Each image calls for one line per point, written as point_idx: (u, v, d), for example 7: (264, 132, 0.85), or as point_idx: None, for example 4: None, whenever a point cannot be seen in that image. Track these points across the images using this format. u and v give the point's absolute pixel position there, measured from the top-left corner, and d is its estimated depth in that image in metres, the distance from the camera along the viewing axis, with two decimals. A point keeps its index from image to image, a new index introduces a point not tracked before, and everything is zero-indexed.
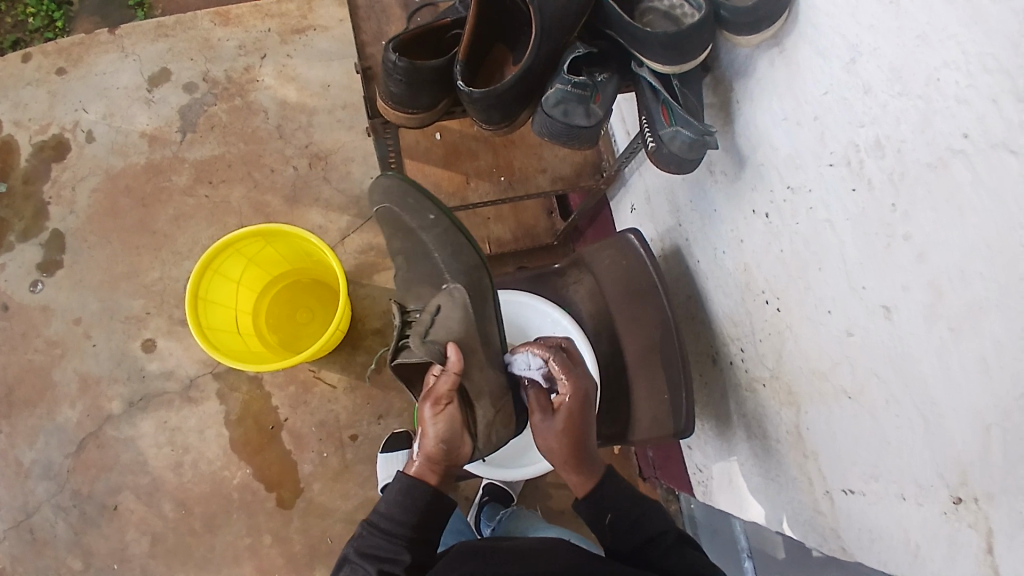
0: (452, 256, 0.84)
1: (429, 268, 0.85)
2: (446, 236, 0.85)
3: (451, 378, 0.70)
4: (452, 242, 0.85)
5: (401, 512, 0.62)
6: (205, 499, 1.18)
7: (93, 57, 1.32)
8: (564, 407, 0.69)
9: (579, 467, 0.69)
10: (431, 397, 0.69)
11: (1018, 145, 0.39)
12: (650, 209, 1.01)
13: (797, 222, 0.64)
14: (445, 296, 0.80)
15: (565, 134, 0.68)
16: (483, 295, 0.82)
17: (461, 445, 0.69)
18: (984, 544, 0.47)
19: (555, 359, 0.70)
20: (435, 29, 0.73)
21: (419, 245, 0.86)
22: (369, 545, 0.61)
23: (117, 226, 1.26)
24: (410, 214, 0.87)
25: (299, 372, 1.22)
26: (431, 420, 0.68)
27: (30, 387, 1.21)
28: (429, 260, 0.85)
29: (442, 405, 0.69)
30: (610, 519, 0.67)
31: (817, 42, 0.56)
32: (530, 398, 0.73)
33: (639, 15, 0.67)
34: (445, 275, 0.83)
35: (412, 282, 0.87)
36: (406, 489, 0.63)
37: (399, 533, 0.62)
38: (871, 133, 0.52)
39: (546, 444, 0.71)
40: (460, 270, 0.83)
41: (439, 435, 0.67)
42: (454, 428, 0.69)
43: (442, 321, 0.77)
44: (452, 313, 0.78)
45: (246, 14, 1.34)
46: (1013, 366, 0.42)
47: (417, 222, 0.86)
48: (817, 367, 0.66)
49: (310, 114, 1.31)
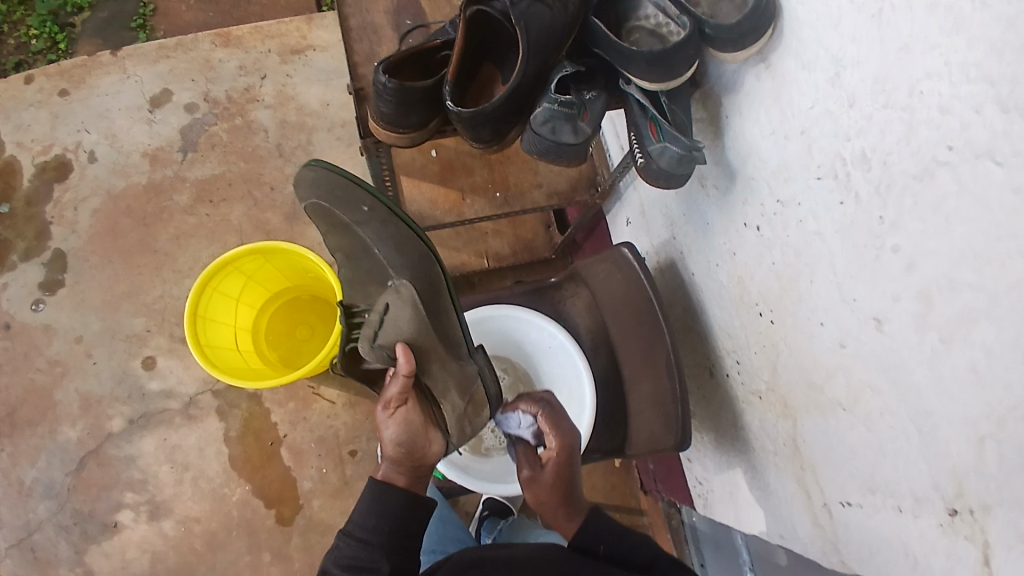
0: (395, 250, 0.81)
1: (371, 265, 0.83)
2: (384, 228, 0.82)
3: (401, 380, 0.70)
4: (393, 235, 0.81)
5: (378, 519, 0.62)
6: (206, 516, 1.18)
7: (95, 79, 1.34)
8: (552, 459, 0.69)
9: (569, 515, 0.67)
10: (382, 402, 0.70)
11: (1003, 154, 0.39)
12: (644, 222, 1.02)
13: (787, 233, 0.65)
14: (392, 294, 0.79)
15: (554, 151, 0.69)
16: (433, 287, 0.80)
17: (426, 445, 0.69)
18: (982, 558, 0.47)
19: (545, 411, 0.71)
20: (424, 50, 0.75)
21: (357, 241, 0.83)
22: (346, 556, 0.61)
23: (119, 246, 1.27)
24: (344, 210, 0.83)
25: (298, 389, 1.22)
26: (385, 424, 0.68)
27: (33, 406, 1.21)
28: (370, 256, 0.82)
29: (394, 407, 0.70)
30: (604, 550, 0.66)
31: (803, 56, 0.56)
32: (518, 455, 0.71)
33: (626, 33, 0.67)
34: (389, 270, 0.81)
35: (357, 279, 0.85)
36: (379, 494, 0.63)
37: (376, 540, 0.62)
38: (856, 145, 0.52)
39: (534, 500, 0.69)
40: (405, 264, 0.81)
41: (396, 438, 0.67)
42: (412, 429, 0.68)
43: (392, 321, 0.78)
44: (401, 312, 0.78)
45: (246, 35, 1.36)
46: (1005, 375, 0.42)
47: (351, 217, 0.83)
48: (812, 378, 0.66)
49: (309, 132, 1.33)
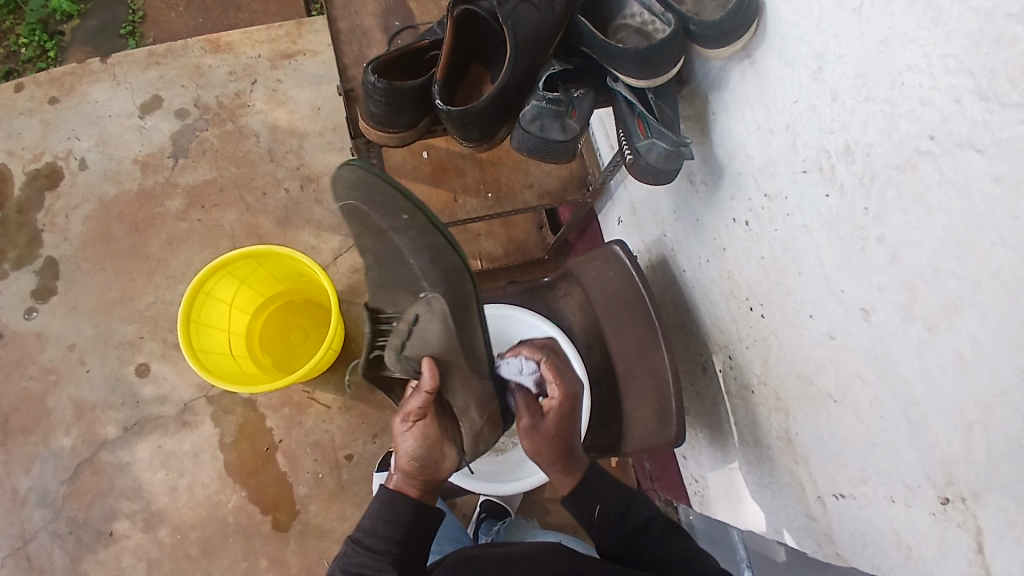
0: (430, 261, 0.77)
1: (402, 274, 0.79)
2: (421, 238, 0.78)
3: (423, 396, 0.69)
4: (429, 245, 0.78)
5: (386, 527, 0.63)
6: (201, 523, 1.17)
7: (85, 86, 1.34)
8: (554, 408, 0.70)
9: (565, 467, 0.70)
10: (402, 413, 0.68)
11: (983, 143, 0.40)
12: (636, 221, 1.02)
13: (774, 228, 0.65)
14: (423, 305, 0.76)
15: (543, 148, 0.69)
16: (466, 303, 0.77)
17: (442, 461, 0.68)
18: (974, 545, 0.47)
19: (548, 359, 0.71)
20: (412, 51, 0.75)
21: (390, 248, 0.79)
22: (354, 563, 0.62)
23: (111, 252, 1.27)
24: (382, 215, 0.79)
25: (293, 394, 1.22)
26: (403, 435, 0.67)
27: (25, 414, 1.20)
28: (402, 264, 0.79)
29: (413, 420, 0.68)
30: (599, 511, 0.69)
31: (785, 52, 0.57)
32: (518, 402, 0.72)
33: (612, 32, 0.68)
34: (422, 282, 0.78)
35: (384, 285, 0.81)
36: (388, 503, 0.64)
37: (384, 549, 0.62)
38: (840, 138, 0.53)
39: (533, 448, 0.70)
40: (439, 277, 0.77)
41: (411, 451, 0.66)
42: (429, 445, 0.67)
43: (420, 332, 0.76)
44: (432, 326, 0.75)
45: (236, 41, 1.36)
46: (990, 363, 0.43)
47: (387, 223, 0.78)
48: (802, 371, 0.66)
49: (300, 137, 1.33)
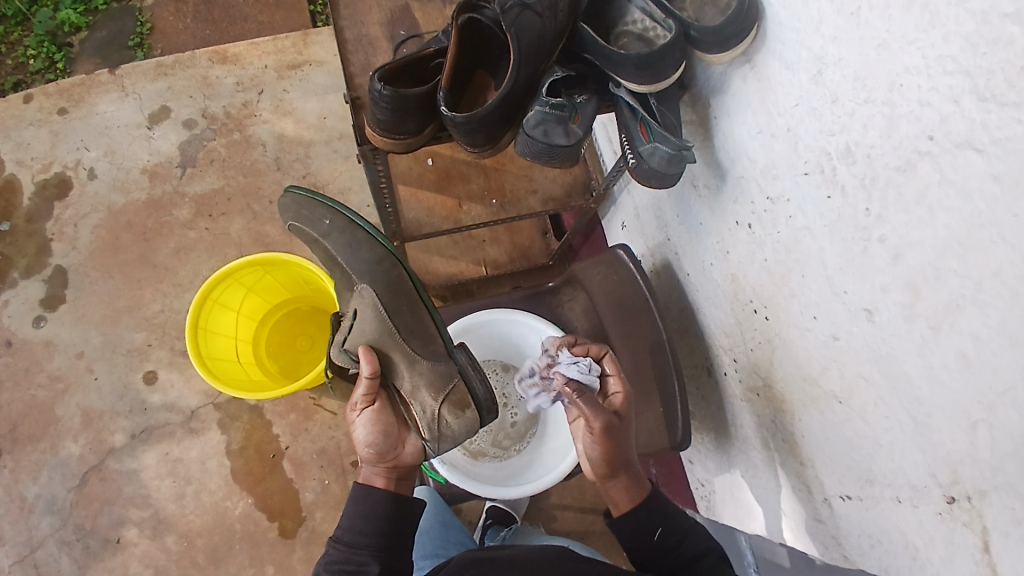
0: (354, 255, 0.82)
1: (341, 274, 0.84)
2: (345, 236, 0.83)
3: (365, 383, 0.73)
4: (351, 240, 0.83)
5: (364, 522, 0.63)
6: (208, 530, 1.18)
7: (94, 97, 1.35)
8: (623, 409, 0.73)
9: (631, 474, 0.70)
10: (351, 405, 0.73)
11: (981, 143, 0.41)
12: (640, 225, 1.03)
13: (777, 230, 0.66)
14: (357, 299, 0.80)
15: (547, 153, 0.70)
16: (395, 287, 0.80)
17: (401, 447, 0.71)
18: (980, 544, 0.47)
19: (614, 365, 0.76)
20: (419, 58, 0.76)
21: (326, 253, 0.85)
22: (335, 561, 0.62)
23: (119, 261, 1.28)
24: (308, 227, 0.86)
25: (299, 400, 1.23)
26: (357, 425, 0.71)
27: (33, 423, 1.21)
28: (337, 266, 0.84)
29: (361, 409, 0.72)
30: (659, 533, 0.67)
31: (785, 57, 0.58)
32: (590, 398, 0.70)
33: (614, 38, 0.69)
34: (353, 277, 0.82)
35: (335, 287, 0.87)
36: (362, 498, 0.64)
37: (365, 543, 0.62)
38: (841, 140, 0.53)
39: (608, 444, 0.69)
40: (364, 266, 0.81)
41: (366, 438, 0.69)
42: (382, 429, 0.71)
43: (358, 326, 0.80)
44: (366, 316, 0.79)
45: (243, 52, 1.38)
46: (994, 360, 0.43)
47: (316, 232, 0.85)
48: (807, 372, 0.67)
49: (307, 146, 1.35)
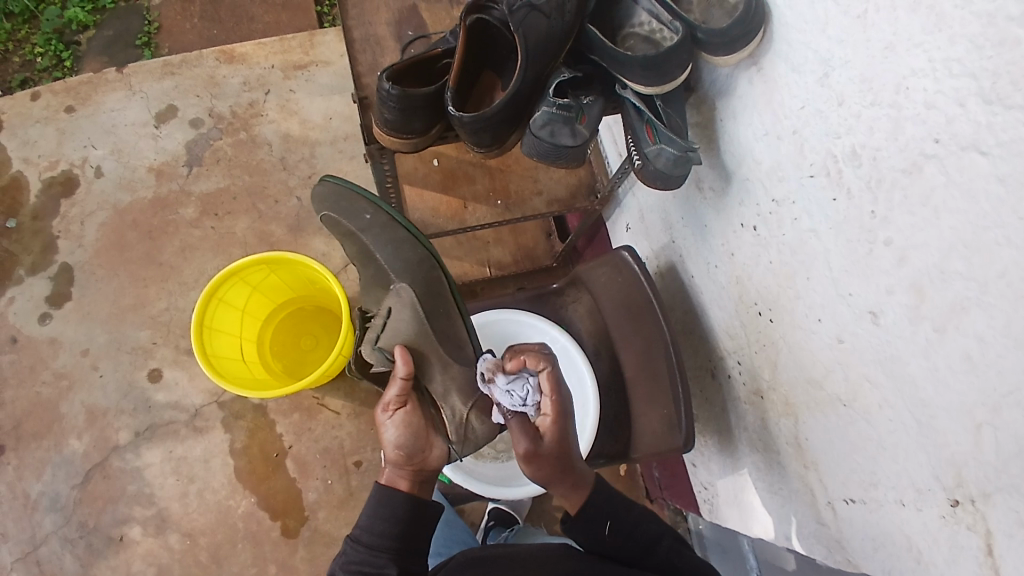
0: (394, 253, 0.83)
1: (376, 270, 0.84)
2: (385, 233, 0.84)
3: (398, 384, 0.71)
4: (391, 239, 0.84)
5: (383, 524, 0.63)
6: (211, 528, 1.18)
7: (101, 96, 1.36)
8: (551, 426, 0.64)
9: (572, 483, 0.64)
10: (381, 404, 0.71)
11: (987, 145, 0.41)
12: (644, 227, 1.03)
13: (782, 232, 0.66)
14: (394, 296, 0.80)
15: (554, 154, 0.70)
16: (433, 289, 0.82)
17: (428, 450, 0.70)
18: (984, 547, 0.47)
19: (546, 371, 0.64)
20: (427, 59, 0.77)
21: (361, 248, 0.85)
22: (352, 561, 0.62)
23: (125, 259, 1.29)
24: (347, 220, 0.86)
25: (303, 399, 1.23)
26: (385, 426, 0.69)
27: (37, 420, 1.22)
28: (372, 262, 0.84)
29: (392, 410, 0.70)
30: (609, 528, 0.64)
31: (792, 59, 0.58)
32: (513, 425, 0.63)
33: (621, 40, 0.69)
34: (391, 276, 0.83)
35: (366, 285, 0.87)
36: (383, 500, 0.64)
37: (383, 545, 0.62)
38: (847, 142, 0.53)
39: (534, 472, 0.63)
40: (403, 266, 0.82)
41: (395, 440, 0.67)
42: (413, 432, 0.69)
43: (393, 325, 0.80)
44: (401, 315, 0.79)
45: (250, 52, 1.39)
46: (998, 362, 0.43)
47: (355, 226, 0.86)
48: (811, 374, 0.67)
49: (312, 146, 1.35)
